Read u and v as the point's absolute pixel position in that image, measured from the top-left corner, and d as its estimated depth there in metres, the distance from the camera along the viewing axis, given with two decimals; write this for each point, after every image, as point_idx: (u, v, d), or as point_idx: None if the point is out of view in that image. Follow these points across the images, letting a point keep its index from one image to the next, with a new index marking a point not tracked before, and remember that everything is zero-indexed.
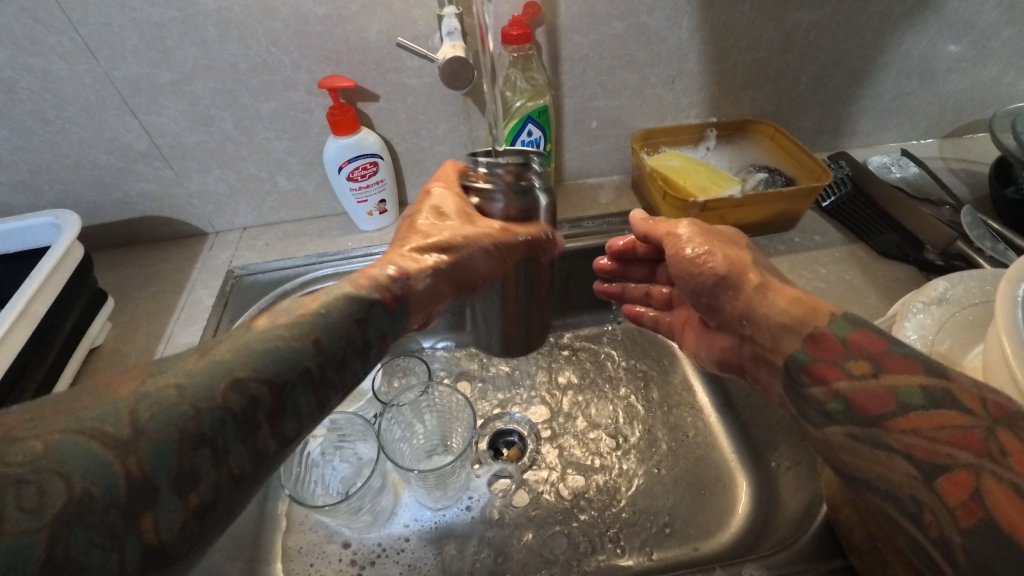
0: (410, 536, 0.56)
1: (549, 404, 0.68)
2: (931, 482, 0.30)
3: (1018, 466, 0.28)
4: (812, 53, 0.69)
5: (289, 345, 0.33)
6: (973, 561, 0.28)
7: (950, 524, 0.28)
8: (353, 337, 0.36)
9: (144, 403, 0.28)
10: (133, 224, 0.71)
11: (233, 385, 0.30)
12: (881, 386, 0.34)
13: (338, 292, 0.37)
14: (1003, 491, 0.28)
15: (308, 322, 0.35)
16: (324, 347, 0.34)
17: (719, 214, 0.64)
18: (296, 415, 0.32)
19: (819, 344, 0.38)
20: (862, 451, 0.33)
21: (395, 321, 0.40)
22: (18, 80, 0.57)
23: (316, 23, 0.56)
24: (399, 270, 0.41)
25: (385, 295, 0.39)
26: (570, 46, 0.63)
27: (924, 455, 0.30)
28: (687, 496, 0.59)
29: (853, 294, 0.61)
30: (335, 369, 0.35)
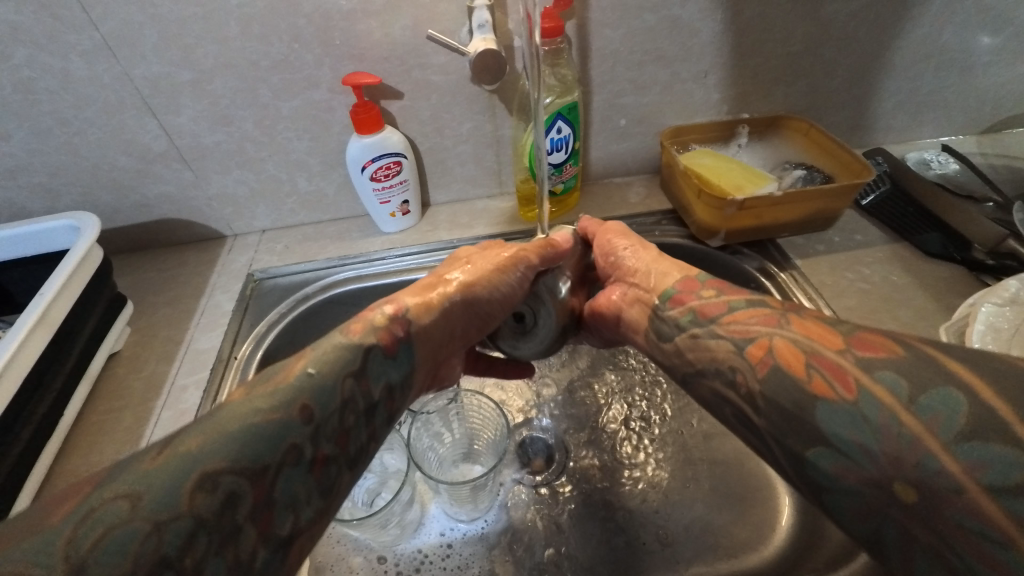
0: (448, 546, 0.54)
1: (579, 411, 0.66)
2: (742, 350, 0.36)
3: (798, 330, 0.35)
4: (848, 46, 0.66)
5: (267, 422, 0.29)
6: (770, 404, 0.33)
7: (752, 376, 0.35)
8: (352, 397, 0.34)
9: (87, 527, 0.23)
10: (151, 227, 0.70)
11: (202, 483, 0.26)
12: (719, 300, 0.41)
13: (329, 344, 0.35)
14: (787, 345, 0.34)
15: (292, 388, 0.32)
16: (314, 417, 0.31)
17: (756, 213, 0.61)
18: (289, 506, 0.28)
19: (686, 284, 0.45)
20: (699, 343, 0.40)
21: (397, 367, 0.38)
22: (36, 80, 0.55)
23: (340, 18, 0.55)
24: (395, 310, 0.40)
25: (383, 339, 0.37)
26: (600, 40, 0.61)
27: (740, 336, 0.37)
28: (725, 506, 0.56)
29: (897, 295, 0.58)
30: (332, 440, 0.32)
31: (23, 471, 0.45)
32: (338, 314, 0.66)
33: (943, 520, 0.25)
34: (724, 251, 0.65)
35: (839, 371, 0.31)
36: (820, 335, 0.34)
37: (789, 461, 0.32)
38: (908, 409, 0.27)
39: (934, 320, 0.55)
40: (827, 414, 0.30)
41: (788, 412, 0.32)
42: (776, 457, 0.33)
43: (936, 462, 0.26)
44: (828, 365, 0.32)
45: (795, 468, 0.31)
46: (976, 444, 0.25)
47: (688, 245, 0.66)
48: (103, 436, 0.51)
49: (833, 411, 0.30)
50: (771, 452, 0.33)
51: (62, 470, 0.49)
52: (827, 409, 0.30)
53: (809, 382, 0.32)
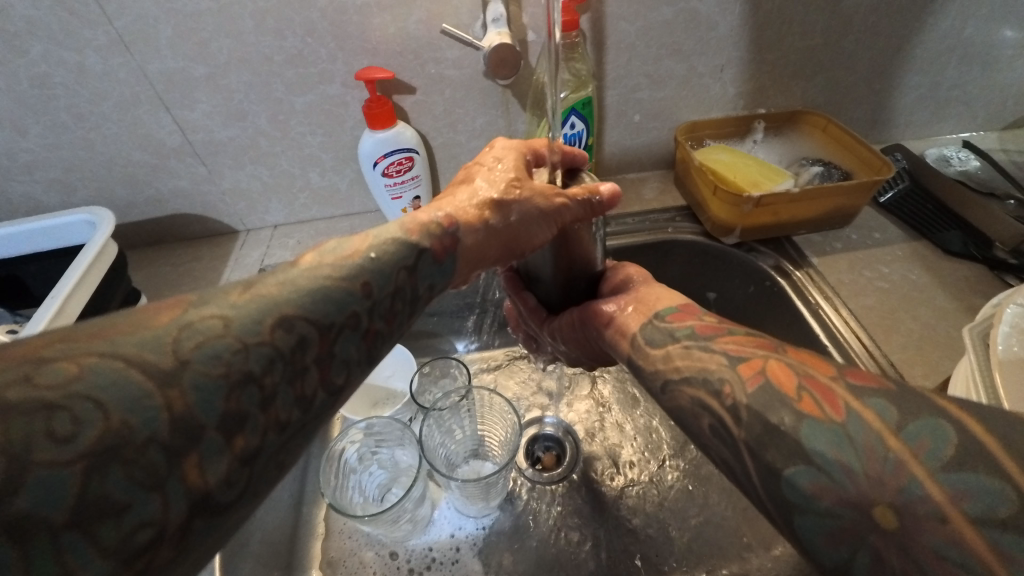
0: (458, 546, 0.54)
1: (590, 408, 0.65)
2: (734, 364, 0.34)
3: (793, 354, 0.34)
4: (869, 39, 0.65)
5: (336, 286, 0.30)
6: (754, 416, 0.31)
7: (742, 390, 0.33)
8: (404, 287, 0.34)
9: (186, 334, 0.24)
10: (165, 222, 0.70)
11: (281, 324, 0.27)
12: (719, 324, 0.39)
13: (389, 236, 0.35)
14: (779, 365, 0.33)
15: (357, 264, 0.32)
16: (372, 294, 0.32)
17: (773, 210, 0.60)
18: (345, 364, 0.30)
19: (687, 308, 0.42)
20: (690, 353, 0.37)
21: (442, 273, 0.37)
22: (53, 75, 0.56)
23: (354, 12, 0.54)
24: (447, 219, 0.38)
25: (434, 245, 0.36)
26: (616, 34, 0.60)
27: (736, 352, 0.35)
28: (737, 506, 0.56)
29: (917, 294, 0.57)
30: (383, 318, 0.32)
31: None
32: None
33: (922, 547, 0.25)
34: (739, 248, 0.64)
35: (830, 396, 0.30)
36: (813, 361, 0.33)
37: (761, 478, 0.30)
38: (895, 435, 0.28)
39: (955, 320, 0.54)
40: (811, 433, 0.29)
41: (770, 426, 0.30)
42: (746, 472, 0.31)
43: (919, 488, 0.26)
44: (819, 387, 0.31)
45: (766, 485, 0.30)
46: (962, 471, 0.25)
47: (702, 242, 0.66)
48: None
49: (819, 429, 0.29)
50: (741, 466, 0.31)
51: None
52: (813, 428, 0.29)
53: (799, 400, 0.31)
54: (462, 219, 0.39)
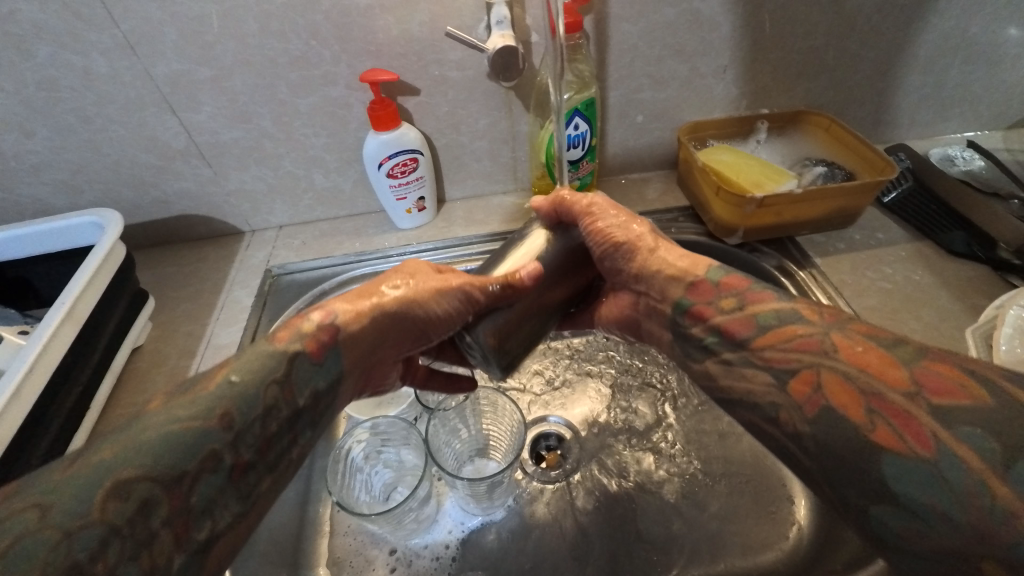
0: (451, 543, 0.55)
1: (594, 407, 0.66)
2: (783, 385, 0.34)
3: (845, 358, 0.33)
4: (872, 39, 0.65)
5: (186, 429, 0.31)
6: (819, 444, 0.31)
7: (799, 416, 0.33)
8: (273, 405, 0.35)
9: (3, 533, 0.25)
10: (171, 223, 0.71)
11: (114, 492, 0.27)
12: (744, 315, 0.39)
13: (251, 355, 0.36)
14: (836, 382, 0.32)
15: (212, 396, 0.33)
16: (234, 424, 0.32)
17: (775, 211, 0.60)
18: (204, 511, 0.30)
19: (699, 290, 0.43)
20: (733, 372, 0.38)
21: (323, 374, 0.38)
22: (59, 78, 0.56)
23: (357, 14, 0.54)
24: (326, 316, 0.40)
25: (308, 347, 0.38)
26: (618, 34, 0.60)
27: (780, 365, 0.35)
28: (740, 506, 0.56)
29: (920, 295, 0.57)
30: (252, 449, 0.33)
31: None
32: None
33: None
34: (741, 249, 0.64)
35: (911, 424, 0.28)
36: (880, 371, 0.31)
37: (848, 512, 0.30)
38: (1004, 480, 0.25)
39: (957, 320, 0.54)
40: (895, 472, 0.28)
41: (841, 457, 0.30)
42: (834, 504, 0.31)
43: None
44: (891, 410, 0.29)
45: (856, 519, 0.30)
46: None
47: (704, 242, 0.66)
48: None
49: (904, 467, 0.27)
50: (827, 496, 0.31)
51: None
52: (892, 463, 0.28)
53: (873, 431, 0.29)
54: (350, 308, 0.41)
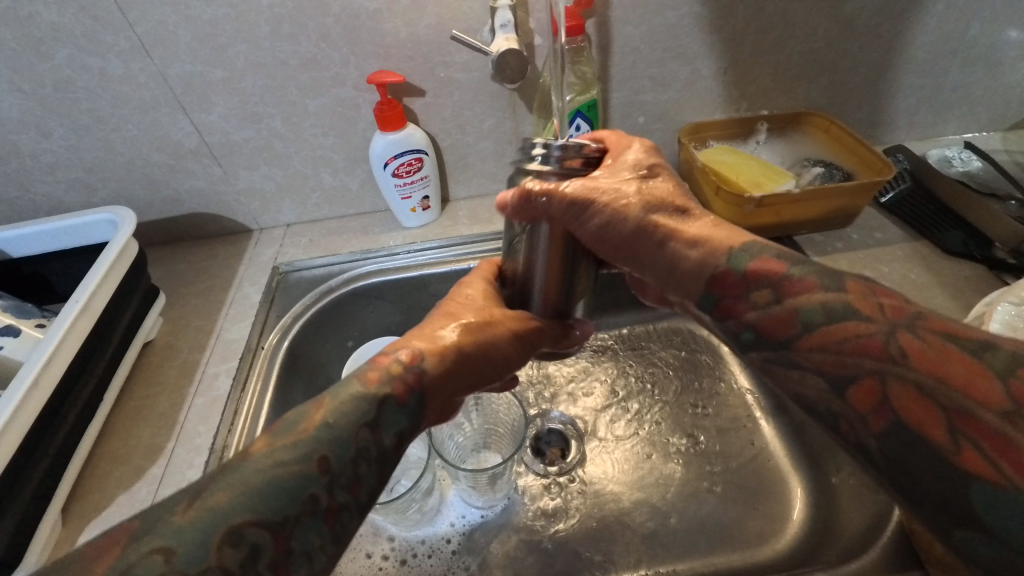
0: (452, 536, 0.56)
1: (595, 403, 0.67)
2: (844, 393, 0.33)
3: (920, 365, 0.31)
4: (870, 42, 0.66)
5: (289, 474, 0.28)
6: (889, 459, 0.30)
7: (866, 430, 0.31)
8: (367, 446, 0.31)
9: None
10: (181, 221, 0.72)
11: (229, 539, 0.25)
12: (786, 312, 0.35)
13: (346, 393, 0.32)
14: (908, 392, 0.30)
15: (312, 439, 0.29)
16: (332, 467, 0.29)
17: (775, 211, 0.61)
18: (306, 556, 0.27)
19: (723, 284, 0.38)
20: (780, 373, 0.36)
21: (410, 414, 0.34)
22: (76, 79, 0.58)
23: (367, 18, 0.56)
24: (410, 354, 0.36)
25: (397, 387, 0.34)
26: (620, 37, 0.61)
27: (835, 370, 0.33)
28: (738, 501, 0.57)
29: (917, 293, 0.58)
30: (347, 489, 0.29)
31: (67, 454, 0.47)
32: (361, 306, 0.67)
33: None
34: None
35: (1009, 450, 0.27)
36: (966, 385, 0.29)
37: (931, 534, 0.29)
38: None
39: (953, 317, 0.55)
40: (987, 500, 0.27)
41: (916, 475, 0.29)
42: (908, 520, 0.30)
43: None
44: (981, 432, 0.28)
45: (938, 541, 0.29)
46: None
47: None
48: (139, 421, 0.54)
49: (996, 496, 0.26)
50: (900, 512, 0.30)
51: (102, 453, 0.52)
52: (983, 488, 0.27)
53: (959, 454, 0.28)
54: (427, 350, 0.37)
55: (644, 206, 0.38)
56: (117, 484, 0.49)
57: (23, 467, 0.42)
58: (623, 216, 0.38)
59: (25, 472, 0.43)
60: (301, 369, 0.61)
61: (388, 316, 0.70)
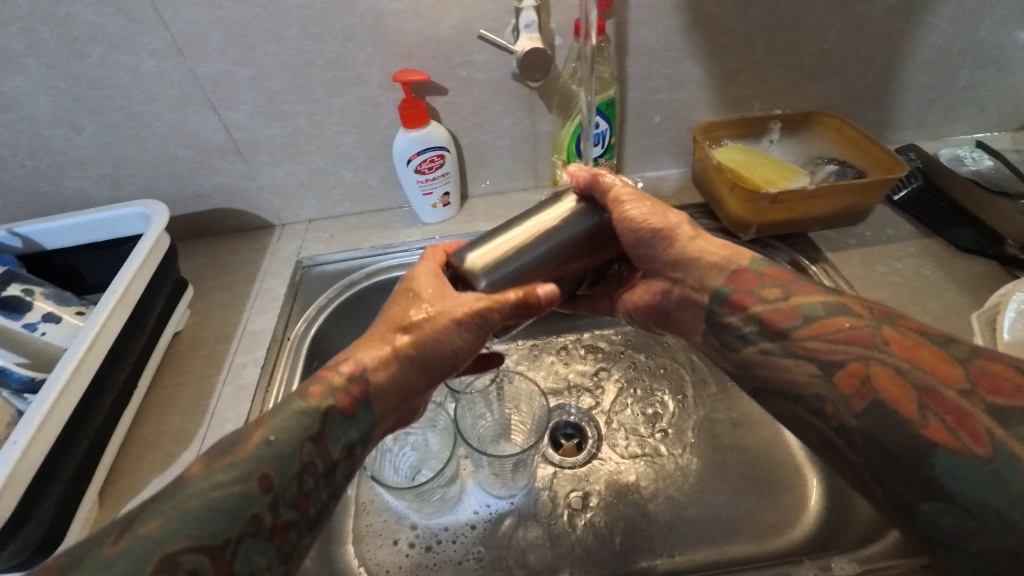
0: (477, 523, 0.57)
1: (610, 396, 0.68)
2: (829, 377, 0.35)
3: (896, 351, 0.34)
4: (883, 42, 0.67)
5: (227, 495, 0.31)
6: (865, 439, 0.33)
7: (847, 410, 0.34)
8: (311, 462, 0.34)
9: None
10: (205, 216, 0.74)
11: (165, 564, 0.27)
12: (789, 305, 0.40)
13: (287, 411, 0.36)
14: (885, 373, 0.33)
15: (252, 459, 0.33)
16: (273, 485, 0.32)
17: (789, 206, 0.62)
18: None
19: (740, 280, 0.43)
20: (774, 362, 0.39)
21: (358, 425, 0.38)
22: (110, 77, 0.60)
23: (391, 18, 0.58)
24: (353, 366, 0.39)
25: (341, 401, 0.37)
26: (637, 38, 0.63)
27: (825, 356, 0.36)
28: (752, 493, 0.58)
29: (930, 288, 0.59)
30: (294, 506, 0.33)
31: (104, 438, 0.49)
32: (380, 300, 0.69)
33: None
34: (756, 244, 0.66)
35: (966, 422, 0.30)
36: (933, 367, 0.33)
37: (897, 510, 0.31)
38: None
39: (965, 312, 0.56)
40: (948, 468, 0.29)
41: (891, 455, 0.31)
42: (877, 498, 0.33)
43: None
44: (944, 406, 0.31)
45: (902, 516, 0.31)
46: None
47: (719, 237, 0.68)
48: (169, 408, 0.55)
49: (958, 463, 0.29)
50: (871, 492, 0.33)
51: (135, 438, 0.53)
52: (946, 457, 0.29)
53: (926, 426, 0.31)
54: (371, 358, 0.39)
55: (685, 216, 0.47)
56: (151, 467, 0.51)
57: (64, 450, 0.44)
58: (664, 214, 0.46)
59: (67, 454, 0.44)
60: (323, 359, 0.63)
61: None
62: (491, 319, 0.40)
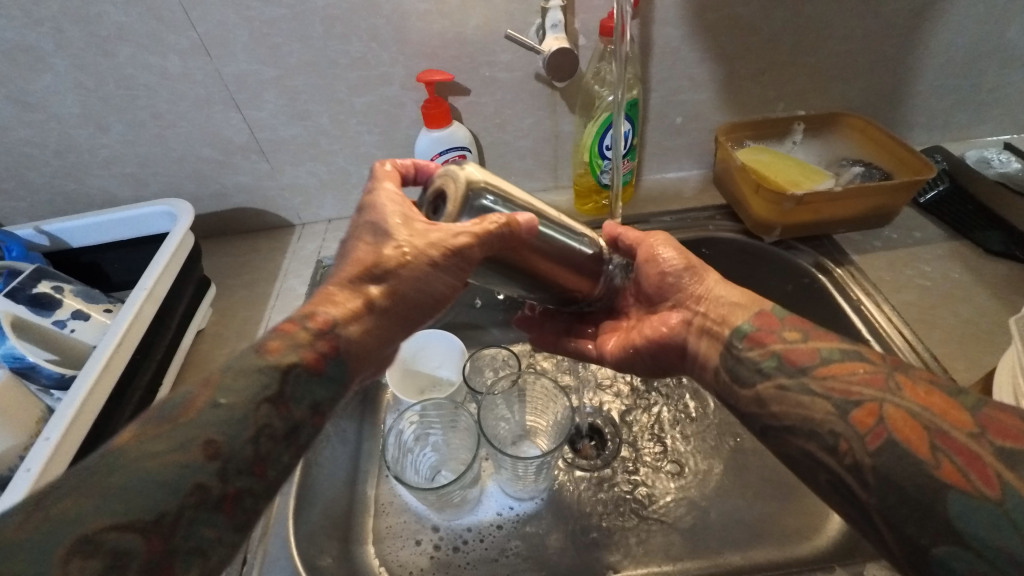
0: (502, 523, 0.57)
1: (629, 398, 0.67)
2: (846, 415, 0.34)
3: (910, 395, 0.33)
4: (910, 42, 0.66)
5: (163, 466, 0.27)
6: (880, 478, 0.31)
7: (861, 448, 0.32)
8: (265, 424, 0.30)
9: None
10: (226, 215, 0.74)
11: (79, 547, 0.24)
12: (809, 344, 0.39)
13: (237, 371, 0.32)
14: (902, 416, 0.32)
15: (192, 426, 0.29)
16: (220, 452, 0.29)
17: (814, 209, 0.61)
18: (197, 551, 0.27)
19: (765, 319, 0.43)
20: (790, 397, 0.37)
21: (327, 385, 0.34)
22: (137, 77, 0.60)
23: (416, 18, 0.58)
24: (321, 320, 0.35)
25: (308, 358, 0.33)
26: (661, 38, 0.62)
27: (844, 395, 0.35)
28: (775, 498, 0.58)
29: (959, 292, 0.59)
30: (246, 473, 0.29)
31: None
32: None
33: None
34: (779, 246, 0.66)
35: (976, 464, 0.29)
36: (945, 412, 0.32)
37: (904, 549, 0.29)
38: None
39: (996, 317, 0.56)
40: (960, 507, 0.28)
41: (905, 493, 0.30)
42: (880, 535, 0.30)
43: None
44: (955, 447, 0.29)
45: (910, 559, 0.29)
46: None
47: (741, 240, 0.67)
48: None
49: (970, 505, 0.28)
50: (876, 530, 0.31)
51: None
52: (958, 498, 0.28)
53: (939, 468, 0.29)
54: (341, 307, 0.36)
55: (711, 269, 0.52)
56: None
57: (93, 447, 0.44)
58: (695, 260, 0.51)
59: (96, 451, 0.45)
60: None
61: None
62: (477, 252, 0.39)
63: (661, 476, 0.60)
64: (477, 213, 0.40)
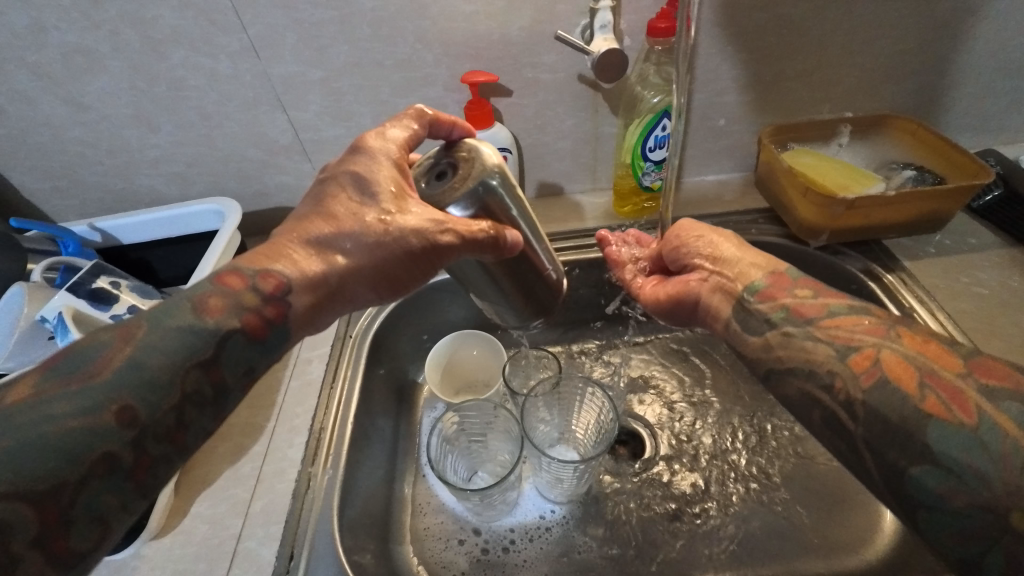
0: (549, 526, 0.56)
1: (667, 403, 0.66)
2: (845, 357, 0.39)
3: (906, 342, 0.38)
4: (967, 42, 0.64)
5: (69, 426, 0.28)
6: (869, 411, 0.36)
7: (855, 386, 0.37)
8: (187, 394, 0.32)
9: None
10: (268, 214, 0.76)
11: None
12: (815, 301, 0.44)
13: (168, 326, 0.33)
14: (896, 358, 0.37)
15: (106, 389, 0.30)
16: (131, 421, 0.30)
17: (862, 213, 0.60)
18: (95, 518, 0.29)
19: (778, 280, 0.47)
20: (796, 343, 0.42)
21: (265, 350, 0.36)
22: (188, 79, 0.61)
23: (462, 20, 0.58)
24: (277, 278, 0.36)
25: (249, 322, 0.35)
26: (706, 39, 0.62)
27: (844, 341, 0.40)
28: (821, 508, 0.56)
29: (1018, 300, 0.57)
30: (160, 441, 0.31)
31: None
32: (440, 300, 0.69)
33: None
34: (824, 251, 0.64)
35: (958, 397, 0.34)
36: (937, 356, 0.37)
37: (883, 473, 0.35)
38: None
39: None
40: (939, 435, 0.33)
41: (889, 424, 0.35)
42: (866, 466, 0.36)
43: None
44: (943, 386, 0.34)
45: (890, 480, 0.35)
46: None
47: (785, 245, 0.66)
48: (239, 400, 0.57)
49: (949, 431, 0.33)
50: (860, 459, 0.37)
51: None
52: (937, 427, 0.33)
53: (924, 401, 0.34)
54: (299, 268, 0.37)
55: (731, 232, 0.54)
56: (225, 458, 0.53)
57: None
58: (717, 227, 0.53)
59: None
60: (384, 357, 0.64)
61: (463, 312, 0.71)
62: (459, 252, 0.38)
63: (702, 484, 0.59)
64: (482, 197, 0.38)
